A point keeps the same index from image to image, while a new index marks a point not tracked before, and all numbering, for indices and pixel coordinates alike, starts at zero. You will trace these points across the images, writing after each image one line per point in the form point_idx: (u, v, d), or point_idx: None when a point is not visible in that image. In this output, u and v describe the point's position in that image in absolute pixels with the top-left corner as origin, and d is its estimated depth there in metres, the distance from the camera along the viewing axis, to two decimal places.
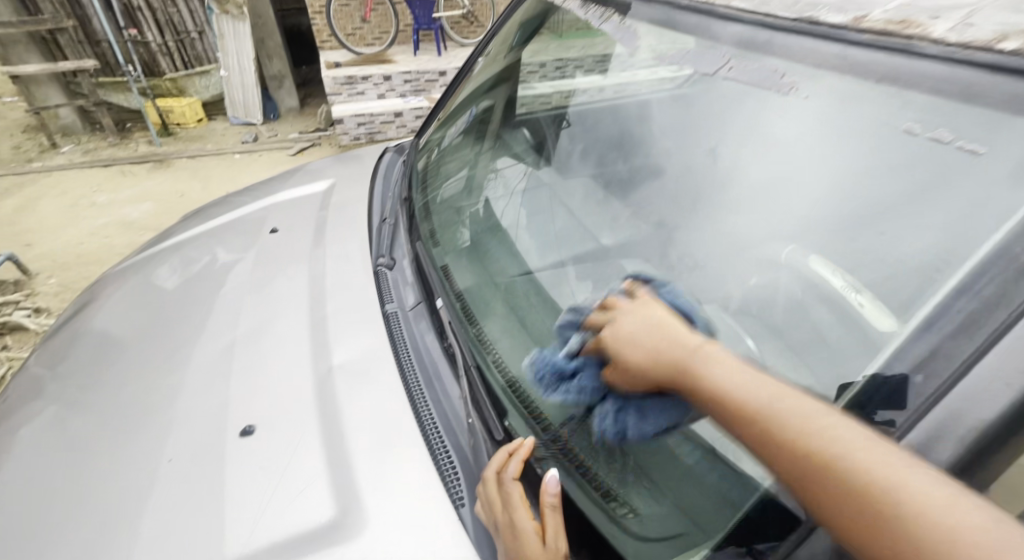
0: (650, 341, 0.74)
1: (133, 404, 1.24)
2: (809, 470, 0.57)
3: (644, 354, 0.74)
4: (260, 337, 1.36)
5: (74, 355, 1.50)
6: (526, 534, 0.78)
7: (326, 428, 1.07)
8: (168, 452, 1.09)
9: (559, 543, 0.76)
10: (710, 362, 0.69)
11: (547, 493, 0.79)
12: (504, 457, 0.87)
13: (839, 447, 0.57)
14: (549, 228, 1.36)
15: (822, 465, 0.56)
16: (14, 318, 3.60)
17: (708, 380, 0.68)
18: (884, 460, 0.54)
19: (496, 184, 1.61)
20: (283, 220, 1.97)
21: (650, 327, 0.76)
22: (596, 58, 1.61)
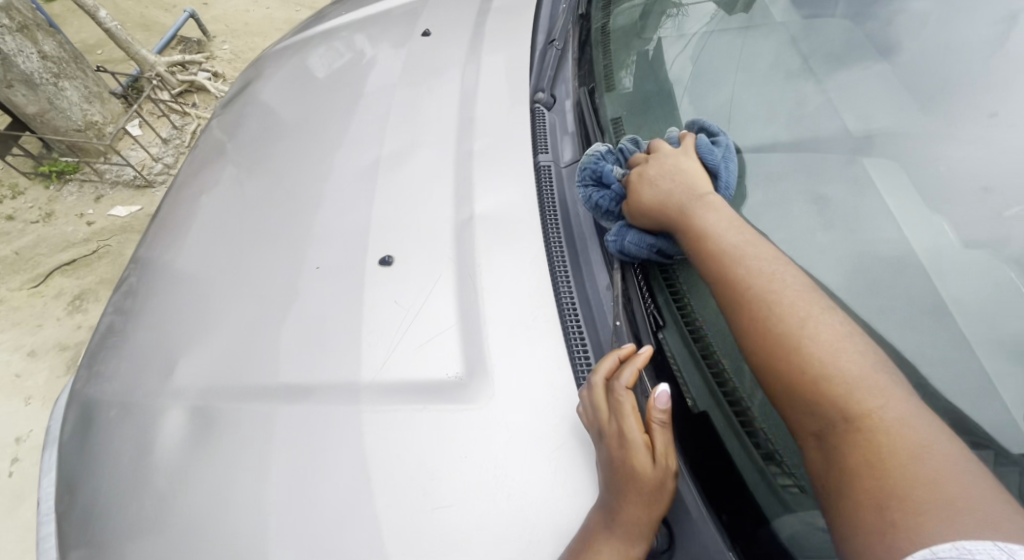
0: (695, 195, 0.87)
1: (286, 200, 1.27)
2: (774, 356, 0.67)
3: (721, 234, 0.80)
4: (405, 160, 1.28)
5: (243, 133, 1.54)
6: (636, 448, 0.70)
7: (461, 279, 1.01)
8: (315, 260, 1.12)
9: (666, 462, 0.70)
10: (817, 336, 0.66)
11: (657, 408, 0.71)
12: (613, 363, 0.78)
13: (841, 373, 0.62)
14: (715, 98, 1.12)
15: (822, 391, 0.62)
16: (198, 79, 3.91)
17: (813, 349, 0.65)
18: (854, 371, 0.62)
19: (671, 22, 1.32)
20: (437, 20, 1.75)
21: (668, 184, 0.88)
22: None
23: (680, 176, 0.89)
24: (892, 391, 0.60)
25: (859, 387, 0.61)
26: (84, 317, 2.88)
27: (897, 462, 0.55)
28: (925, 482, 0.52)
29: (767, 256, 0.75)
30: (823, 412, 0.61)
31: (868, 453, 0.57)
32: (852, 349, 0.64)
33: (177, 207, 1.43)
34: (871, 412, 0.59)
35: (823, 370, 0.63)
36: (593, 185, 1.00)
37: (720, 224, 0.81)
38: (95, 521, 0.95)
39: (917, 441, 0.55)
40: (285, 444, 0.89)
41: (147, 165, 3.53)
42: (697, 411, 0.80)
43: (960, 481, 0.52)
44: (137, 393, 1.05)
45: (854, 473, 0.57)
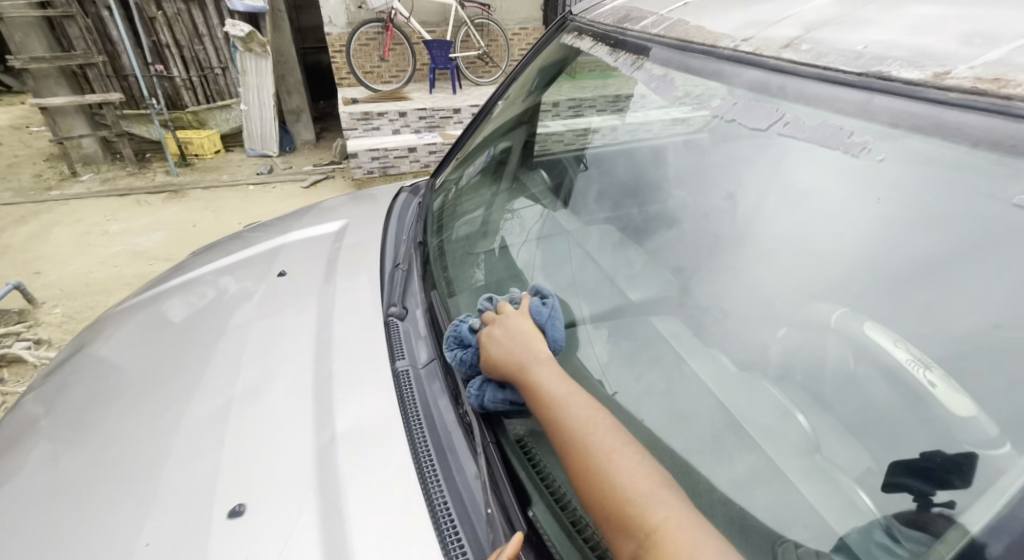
0: (511, 344, 0.99)
1: (120, 463, 1.14)
2: (623, 521, 0.70)
3: (570, 418, 0.84)
4: (258, 395, 1.25)
5: (68, 399, 1.41)
6: None
7: (324, 512, 0.95)
8: (148, 535, 0.97)
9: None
10: (604, 448, 0.78)
11: None
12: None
13: (601, 437, 0.80)
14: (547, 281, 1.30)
15: (593, 453, 0.78)
16: (13, 351, 3.53)
17: (546, 389, 0.90)
18: (631, 479, 0.74)
19: (512, 224, 1.60)
20: (293, 261, 1.90)
21: (517, 341, 0.99)
22: (608, 99, 1.72)
23: (515, 331, 1.01)
24: (626, 449, 0.78)
25: (562, 404, 0.86)
26: None
27: (613, 496, 0.73)
28: (636, 505, 0.71)
29: (591, 414, 0.84)
30: (594, 505, 0.74)
31: (597, 486, 0.75)
32: (632, 459, 0.77)
33: None
34: (575, 434, 0.81)
35: (566, 414, 0.84)
36: (457, 346, 1.10)
37: (505, 348, 0.99)
38: None
39: (625, 478, 0.74)
40: None
41: None
42: None
43: (669, 510, 0.69)
44: None
45: (595, 504, 0.74)
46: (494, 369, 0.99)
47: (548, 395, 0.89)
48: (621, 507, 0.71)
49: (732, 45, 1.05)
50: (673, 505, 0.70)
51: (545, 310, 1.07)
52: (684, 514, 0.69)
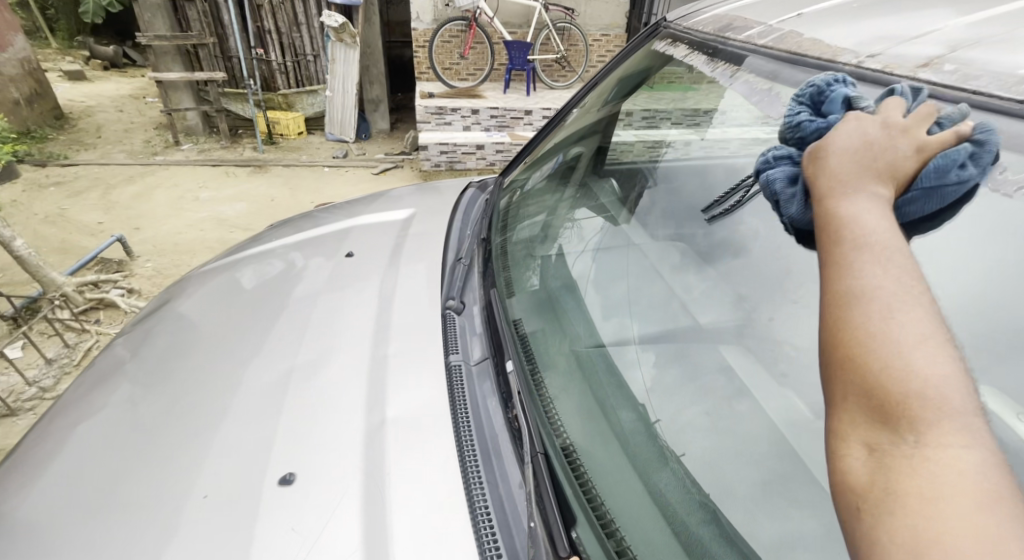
0: (848, 176, 0.68)
1: (186, 417, 1.20)
2: (895, 416, 0.50)
3: (883, 295, 0.57)
4: (317, 370, 1.29)
5: (147, 349, 1.51)
6: None
7: (368, 495, 0.96)
8: (206, 487, 1.02)
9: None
10: (938, 409, 0.49)
11: None
12: None
13: (908, 327, 0.54)
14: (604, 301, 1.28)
15: (885, 335, 0.54)
16: (110, 296, 3.87)
17: (845, 210, 0.65)
18: (974, 470, 0.46)
19: (570, 233, 1.55)
20: (359, 244, 1.95)
21: (873, 161, 0.68)
22: (685, 113, 1.60)
23: (870, 144, 0.69)
24: (946, 354, 0.52)
25: (875, 253, 0.60)
26: None
27: (883, 384, 0.52)
28: (922, 406, 0.50)
29: (918, 303, 0.56)
30: (853, 379, 0.54)
31: (863, 346, 0.54)
32: (966, 403, 0.50)
33: (46, 440, 1.27)
34: (886, 312, 0.55)
35: (851, 223, 0.63)
36: (809, 106, 0.84)
37: (851, 139, 0.70)
38: None
39: (918, 369, 0.51)
40: None
41: (21, 390, 3.18)
42: None
43: (951, 414, 0.49)
44: None
45: (863, 391, 0.53)
46: (810, 155, 0.73)
47: (858, 238, 0.61)
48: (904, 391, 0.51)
49: (853, 60, 0.97)
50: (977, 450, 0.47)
51: (816, 126, 0.78)
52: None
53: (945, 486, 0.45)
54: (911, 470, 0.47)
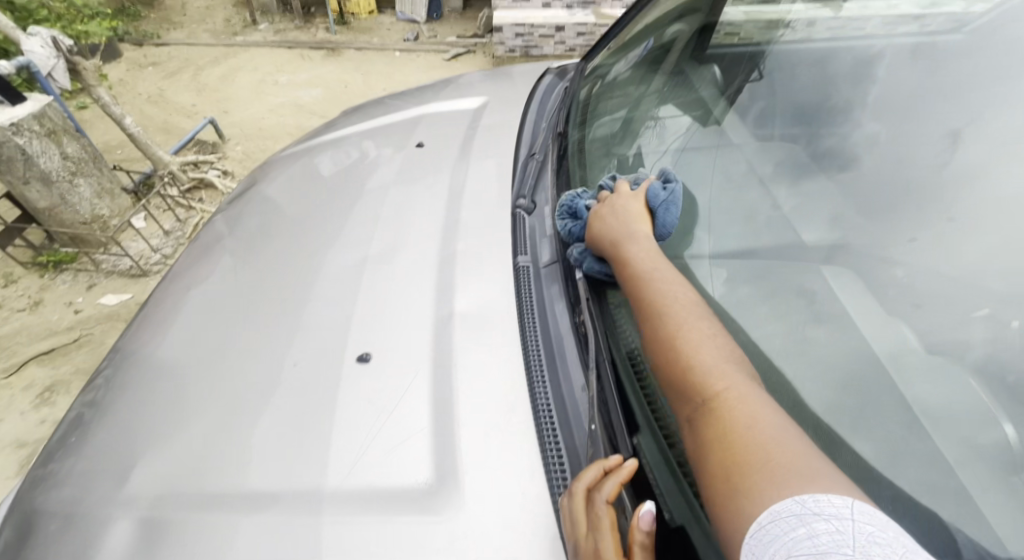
0: (622, 229, 1.00)
1: (271, 295, 1.28)
2: (688, 388, 0.72)
3: (674, 322, 0.79)
4: (392, 258, 1.32)
5: (238, 229, 1.60)
6: None
7: (438, 381, 1.01)
8: (294, 357, 1.10)
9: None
10: (720, 380, 0.70)
11: (638, 530, 0.66)
12: (598, 473, 0.75)
13: (705, 352, 0.74)
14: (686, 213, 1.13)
15: (675, 329, 0.78)
16: (208, 177, 4.14)
17: (627, 254, 0.96)
18: (749, 413, 0.65)
19: (649, 133, 1.40)
20: (431, 134, 1.89)
21: (618, 215, 1.04)
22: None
23: (620, 214, 1.04)
24: (716, 338, 0.77)
25: (656, 280, 0.89)
26: (50, 410, 2.75)
27: (689, 372, 0.73)
28: (711, 383, 0.70)
29: (696, 307, 0.82)
30: (673, 375, 0.75)
31: (667, 350, 0.77)
32: (729, 365, 0.72)
33: (162, 302, 1.42)
34: (676, 313, 0.81)
35: (646, 278, 0.90)
36: (569, 217, 1.18)
37: (615, 215, 1.04)
38: None
39: (702, 357, 0.73)
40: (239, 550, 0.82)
41: (146, 256, 3.59)
42: (675, 528, 0.74)
43: (734, 386, 0.69)
44: (87, 497, 0.96)
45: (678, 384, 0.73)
46: (587, 234, 1.08)
47: (646, 270, 0.91)
48: (680, 366, 0.74)
49: None
50: (749, 395, 0.68)
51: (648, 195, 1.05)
52: (783, 433, 0.62)
53: (743, 431, 0.63)
54: (710, 428, 0.66)
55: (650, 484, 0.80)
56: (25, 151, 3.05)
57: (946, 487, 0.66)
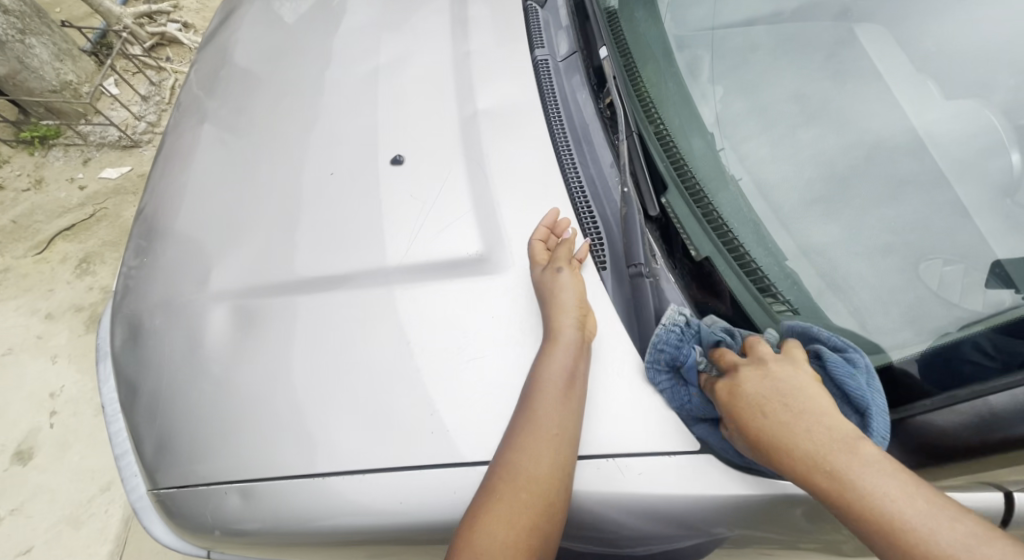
0: (797, 414, 0.67)
1: (292, 116, 1.30)
2: (901, 542, 0.57)
3: (826, 445, 0.64)
4: (404, 67, 1.29)
5: (242, 46, 1.52)
6: (537, 263, 0.92)
7: (472, 170, 1.07)
8: (331, 167, 1.16)
9: (559, 260, 0.91)
10: (930, 520, 0.57)
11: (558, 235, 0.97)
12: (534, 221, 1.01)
13: (879, 473, 0.61)
14: (697, 12, 1.19)
15: (830, 458, 0.63)
16: (169, 30, 3.76)
17: (755, 425, 0.69)
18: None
19: None
20: None
21: (779, 407, 0.68)
22: None
23: (778, 382, 0.70)
24: (867, 453, 0.62)
25: (796, 404, 0.68)
26: (94, 279, 2.84)
27: (872, 512, 0.59)
28: (916, 529, 0.57)
29: (847, 426, 0.65)
30: (857, 521, 0.60)
31: (834, 482, 0.62)
32: (931, 502, 0.58)
33: (179, 135, 1.43)
34: (820, 448, 0.64)
35: (767, 407, 0.69)
36: (669, 370, 0.82)
37: (749, 390, 0.71)
38: (158, 415, 0.99)
39: (887, 487, 0.59)
40: (326, 317, 0.96)
41: (132, 124, 3.43)
42: (700, 258, 0.91)
43: (886, 502, 0.59)
44: (177, 299, 1.09)
45: (864, 530, 0.60)
46: (727, 408, 0.72)
47: (802, 403, 0.67)
48: (789, 444, 0.66)
49: None
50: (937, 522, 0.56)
51: (838, 381, 0.72)
52: None
53: None
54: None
55: (678, 231, 0.95)
56: None
57: (941, 215, 0.79)
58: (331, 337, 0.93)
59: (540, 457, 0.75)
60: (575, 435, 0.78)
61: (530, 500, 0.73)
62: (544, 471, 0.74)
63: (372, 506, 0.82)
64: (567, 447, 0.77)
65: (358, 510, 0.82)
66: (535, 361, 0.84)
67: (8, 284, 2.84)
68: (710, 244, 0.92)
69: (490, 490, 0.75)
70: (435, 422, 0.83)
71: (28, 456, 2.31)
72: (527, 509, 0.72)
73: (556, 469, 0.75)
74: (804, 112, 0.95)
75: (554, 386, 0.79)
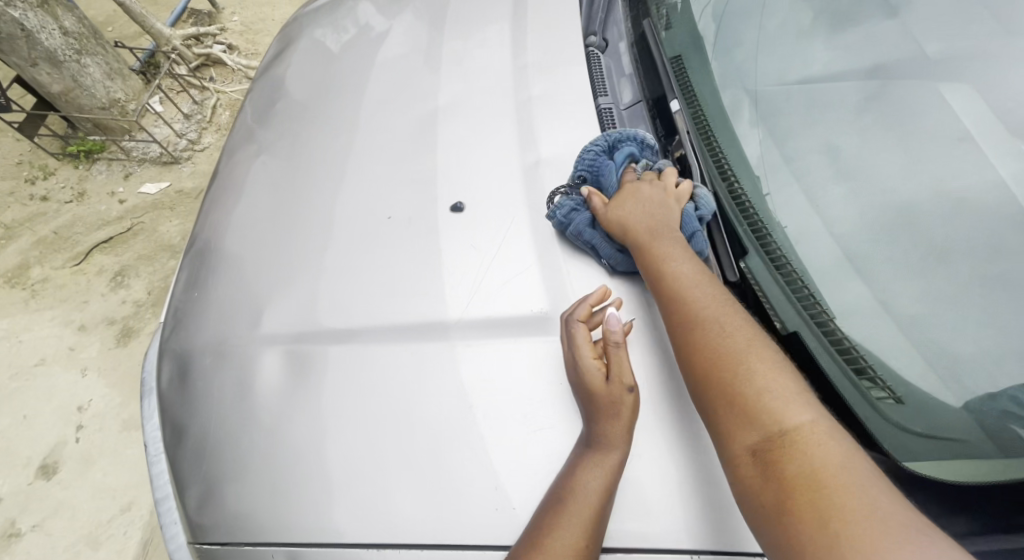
0: (653, 240, 0.93)
1: (345, 153, 1.28)
2: (752, 415, 0.71)
3: (707, 311, 0.83)
4: (461, 108, 1.28)
5: (294, 79, 1.53)
6: (590, 371, 0.81)
7: (535, 220, 1.05)
8: (389, 210, 1.14)
9: (622, 378, 0.79)
10: (780, 410, 0.70)
11: (613, 331, 0.83)
12: (576, 303, 0.90)
13: (738, 342, 0.78)
14: (746, 62, 1.13)
15: (703, 327, 0.81)
16: (214, 51, 3.87)
17: (668, 266, 0.89)
18: (828, 441, 0.66)
19: None
20: None
21: (637, 201, 0.98)
22: None
23: (634, 198, 0.99)
24: (757, 348, 0.77)
25: (688, 282, 0.87)
26: (128, 292, 2.86)
27: (736, 394, 0.74)
28: (767, 402, 0.71)
29: (732, 313, 0.82)
30: (713, 397, 0.76)
31: (708, 349, 0.79)
32: (788, 388, 0.72)
33: (232, 166, 1.43)
34: (695, 311, 0.83)
35: (664, 259, 0.90)
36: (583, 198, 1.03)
37: (637, 219, 0.96)
38: (203, 463, 0.95)
39: (752, 369, 0.74)
40: (384, 370, 0.92)
41: (174, 142, 3.51)
42: (787, 333, 0.84)
43: (775, 393, 0.71)
44: (228, 339, 1.06)
45: (720, 409, 0.75)
46: (625, 238, 0.96)
47: (687, 298, 0.85)
48: (678, 308, 0.85)
49: None
50: (799, 413, 0.69)
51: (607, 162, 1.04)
52: (866, 473, 0.63)
53: (839, 473, 0.63)
54: (761, 426, 0.70)
55: (760, 300, 0.88)
56: (22, 25, 2.90)
57: None
58: (387, 395, 0.89)
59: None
60: (594, 554, 0.71)
61: None
62: None
63: None
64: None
65: None
66: (572, 459, 0.77)
67: (44, 295, 2.87)
68: (795, 316, 0.85)
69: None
70: (500, 498, 0.77)
71: (51, 471, 2.30)
72: None
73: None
74: (835, 167, 0.91)
75: (585, 504, 0.72)
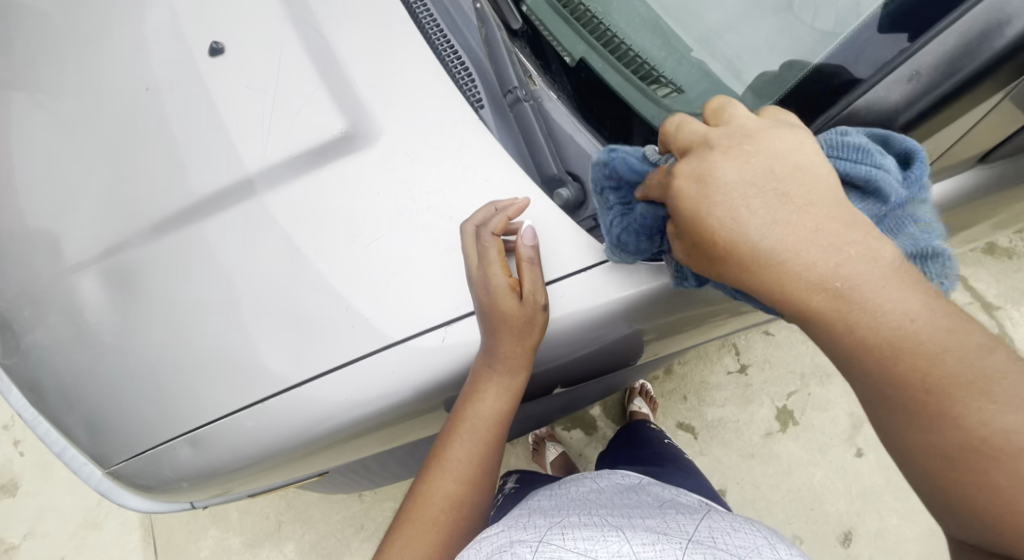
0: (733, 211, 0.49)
1: (79, 35, 1.06)
2: (947, 436, 0.48)
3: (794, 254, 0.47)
4: None
5: None
6: (500, 291, 0.73)
7: (304, 35, 0.92)
8: (146, 80, 0.98)
9: (534, 297, 0.73)
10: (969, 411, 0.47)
11: (524, 247, 0.75)
12: (487, 212, 0.77)
13: (888, 291, 0.47)
14: None
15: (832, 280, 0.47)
16: None
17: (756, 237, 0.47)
18: None
19: None
20: None
21: (753, 201, 0.47)
22: None
23: (749, 160, 0.49)
24: (904, 286, 0.48)
25: (801, 239, 0.47)
26: None
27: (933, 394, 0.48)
28: (972, 431, 0.47)
29: (867, 249, 0.47)
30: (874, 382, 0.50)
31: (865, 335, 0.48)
32: (974, 358, 0.48)
33: None
34: (824, 281, 0.47)
35: (901, 339, 0.48)
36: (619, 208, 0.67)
37: (873, 279, 0.47)
38: (74, 400, 0.92)
39: (930, 342, 0.48)
40: (205, 247, 0.86)
41: None
42: (576, 64, 0.82)
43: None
44: (39, 280, 0.96)
45: (913, 415, 0.49)
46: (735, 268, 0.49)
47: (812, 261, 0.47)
48: (812, 282, 0.47)
49: None
50: (973, 354, 0.49)
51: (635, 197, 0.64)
52: None
53: None
54: (936, 375, 0.48)
55: (547, 41, 0.84)
56: None
57: None
58: (218, 266, 0.85)
59: (461, 472, 0.77)
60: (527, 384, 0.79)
61: (481, 443, 0.77)
62: (489, 418, 0.76)
63: (313, 412, 0.80)
64: (487, 461, 0.79)
65: (300, 420, 0.80)
66: (482, 320, 0.75)
67: None
68: (577, 40, 0.81)
69: (433, 467, 0.78)
70: (352, 315, 0.79)
71: (13, 486, 1.93)
72: (478, 450, 0.77)
73: (476, 476, 0.78)
74: None
75: (483, 419, 0.76)
